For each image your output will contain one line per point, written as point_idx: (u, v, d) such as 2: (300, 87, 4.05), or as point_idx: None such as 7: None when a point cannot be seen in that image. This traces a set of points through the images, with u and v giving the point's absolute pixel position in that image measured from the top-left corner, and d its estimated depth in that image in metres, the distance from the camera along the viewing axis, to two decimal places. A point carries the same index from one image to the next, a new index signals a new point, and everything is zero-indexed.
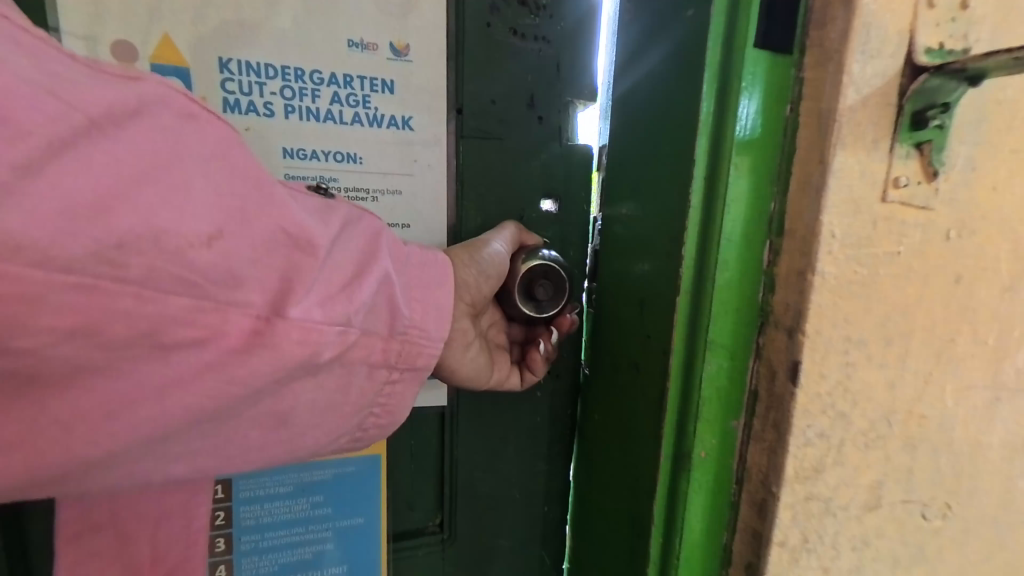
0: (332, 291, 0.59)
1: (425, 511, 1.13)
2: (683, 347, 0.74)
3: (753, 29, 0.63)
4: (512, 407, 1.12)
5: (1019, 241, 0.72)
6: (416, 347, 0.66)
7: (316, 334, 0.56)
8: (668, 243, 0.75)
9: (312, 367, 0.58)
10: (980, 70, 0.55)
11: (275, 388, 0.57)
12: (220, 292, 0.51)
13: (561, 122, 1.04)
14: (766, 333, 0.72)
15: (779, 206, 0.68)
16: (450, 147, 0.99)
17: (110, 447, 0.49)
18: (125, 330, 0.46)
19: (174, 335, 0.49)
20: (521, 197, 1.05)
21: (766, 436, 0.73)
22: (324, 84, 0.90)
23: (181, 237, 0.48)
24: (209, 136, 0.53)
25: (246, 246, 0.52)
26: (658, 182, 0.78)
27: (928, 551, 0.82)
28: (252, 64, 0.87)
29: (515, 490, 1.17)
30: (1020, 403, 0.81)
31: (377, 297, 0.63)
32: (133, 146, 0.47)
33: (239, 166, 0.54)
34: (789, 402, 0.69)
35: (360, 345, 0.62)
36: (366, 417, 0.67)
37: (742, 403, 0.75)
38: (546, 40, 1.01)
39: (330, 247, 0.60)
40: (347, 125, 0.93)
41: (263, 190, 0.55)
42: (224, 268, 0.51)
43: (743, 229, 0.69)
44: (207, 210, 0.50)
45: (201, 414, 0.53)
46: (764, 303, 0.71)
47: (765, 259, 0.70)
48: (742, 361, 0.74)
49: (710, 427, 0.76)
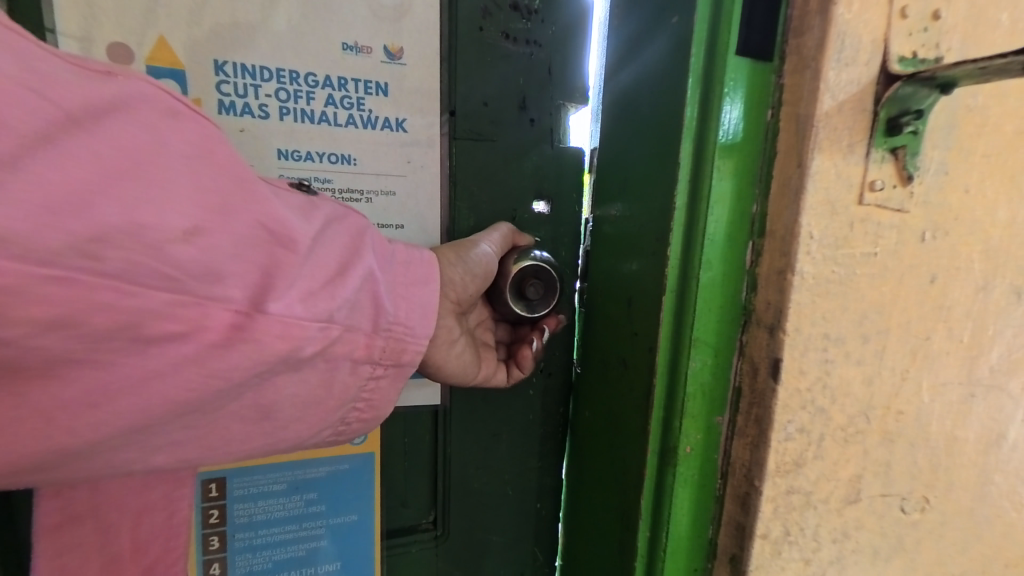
0: (314, 287, 0.61)
1: (419, 508, 1.14)
2: (669, 343, 0.77)
3: (735, 37, 0.66)
4: (506, 404, 1.14)
5: (992, 242, 0.75)
6: (401, 343, 0.69)
7: (297, 329, 0.59)
8: (655, 242, 0.77)
9: (294, 362, 0.60)
10: (949, 78, 0.58)
11: (260, 382, 0.59)
12: (200, 287, 0.52)
13: (553, 124, 1.06)
14: (749, 331, 0.74)
15: (760, 208, 0.70)
16: (443, 148, 1.01)
17: (101, 435, 0.51)
18: (108, 323, 0.47)
19: (157, 328, 0.50)
20: (513, 198, 1.06)
21: (749, 431, 0.75)
22: (318, 86, 0.92)
23: (160, 230, 0.49)
24: (192, 135, 0.55)
25: (228, 242, 0.54)
26: (646, 184, 0.80)
27: (905, 543, 0.85)
28: (247, 67, 0.88)
29: (508, 486, 1.19)
30: (995, 399, 0.84)
31: (360, 294, 0.66)
32: (114, 142, 0.48)
33: (222, 164, 0.56)
34: (771, 397, 0.71)
35: (341, 341, 0.64)
36: (349, 411, 0.69)
37: (726, 399, 0.77)
38: (538, 44, 1.03)
39: (312, 245, 0.63)
40: (342, 126, 0.94)
41: (244, 190, 0.57)
42: (206, 264, 0.52)
43: (726, 229, 0.71)
44: (188, 206, 0.51)
45: (186, 405, 0.55)
46: (746, 302, 0.73)
47: (747, 259, 0.72)
48: (725, 359, 0.76)
49: (696, 422, 0.78)
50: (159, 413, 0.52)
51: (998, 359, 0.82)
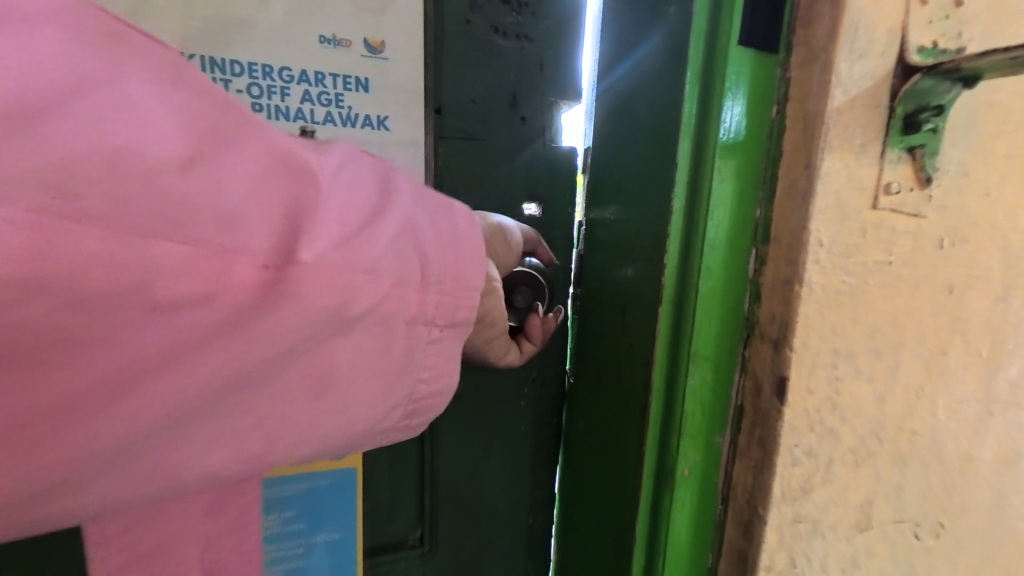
0: (350, 232, 0.49)
1: (406, 524, 1.08)
2: (666, 359, 0.71)
3: (737, 28, 0.60)
4: (496, 415, 1.08)
5: (1012, 250, 0.70)
6: (457, 295, 0.57)
7: (345, 278, 0.48)
8: (651, 248, 0.72)
9: (339, 326, 0.49)
10: (974, 70, 0.52)
11: (308, 347, 0.48)
12: (217, 264, 0.41)
13: (545, 123, 1.01)
14: (752, 345, 0.68)
15: (764, 212, 0.65)
16: (428, 149, 0.95)
17: (85, 462, 0.39)
18: (98, 294, 0.36)
19: (169, 290, 0.39)
20: (503, 201, 1.01)
21: (752, 453, 0.69)
22: (294, 82, 0.86)
23: (145, 157, 0.38)
24: (163, 52, 0.43)
25: (239, 192, 0.42)
26: (642, 192, 0.74)
27: (918, 570, 0.79)
28: (216, 60, 0.81)
29: (499, 500, 1.13)
30: (1012, 415, 0.79)
31: (403, 230, 0.54)
32: (54, 53, 0.36)
33: (199, 103, 0.43)
34: (775, 418, 0.65)
35: (393, 295, 0.52)
36: (414, 384, 0.57)
37: (727, 418, 0.72)
38: (529, 38, 0.97)
39: (337, 183, 0.50)
40: (319, 125, 0.88)
41: (234, 110, 0.45)
42: (212, 201, 0.41)
43: (728, 235, 0.66)
44: (179, 128, 0.41)
45: (226, 382, 0.43)
46: (749, 314, 0.68)
47: (750, 268, 0.67)
48: (726, 375, 0.70)
49: (695, 443, 0.72)
50: (100, 435, 0.40)
51: (1017, 373, 0.77)
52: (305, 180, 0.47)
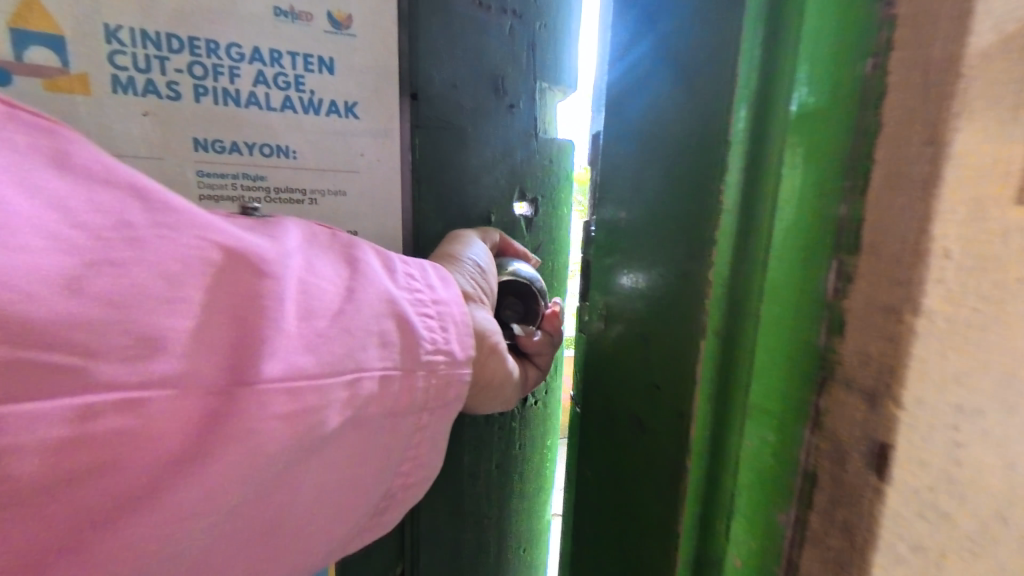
0: (321, 333, 0.48)
1: (382, 568, 0.87)
2: (711, 388, 0.59)
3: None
4: (497, 449, 0.92)
5: None
6: (445, 379, 0.57)
7: (314, 391, 0.46)
8: (692, 263, 0.63)
9: (315, 441, 0.48)
10: None
11: (279, 475, 0.46)
12: (168, 405, 0.39)
13: (537, 112, 0.84)
14: (826, 392, 0.48)
15: (853, 210, 0.44)
16: (404, 139, 0.76)
17: None
18: (52, 474, 0.34)
19: (117, 442, 0.37)
20: (490, 200, 0.83)
21: (830, 546, 0.47)
22: (245, 60, 0.66)
23: (59, 290, 0.35)
24: (40, 147, 0.39)
25: (186, 317, 0.40)
26: (694, 195, 0.62)
27: None
28: (148, 33, 0.63)
29: (486, 532, 0.95)
30: None
31: (381, 305, 0.54)
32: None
33: (113, 216, 0.40)
34: (864, 500, 0.44)
35: (374, 395, 0.52)
36: (394, 480, 0.58)
37: (792, 492, 0.51)
38: (517, 14, 0.79)
39: (299, 278, 0.49)
40: (276, 111, 0.69)
41: (154, 207, 0.42)
42: (160, 329, 0.39)
43: (795, 240, 0.49)
44: (79, 250, 0.37)
45: (195, 507, 0.41)
46: (824, 351, 0.47)
47: (826, 289, 0.47)
48: (787, 428, 0.51)
49: (750, 516, 0.55)
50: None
51: None
52: (267, 275, 0.46)
